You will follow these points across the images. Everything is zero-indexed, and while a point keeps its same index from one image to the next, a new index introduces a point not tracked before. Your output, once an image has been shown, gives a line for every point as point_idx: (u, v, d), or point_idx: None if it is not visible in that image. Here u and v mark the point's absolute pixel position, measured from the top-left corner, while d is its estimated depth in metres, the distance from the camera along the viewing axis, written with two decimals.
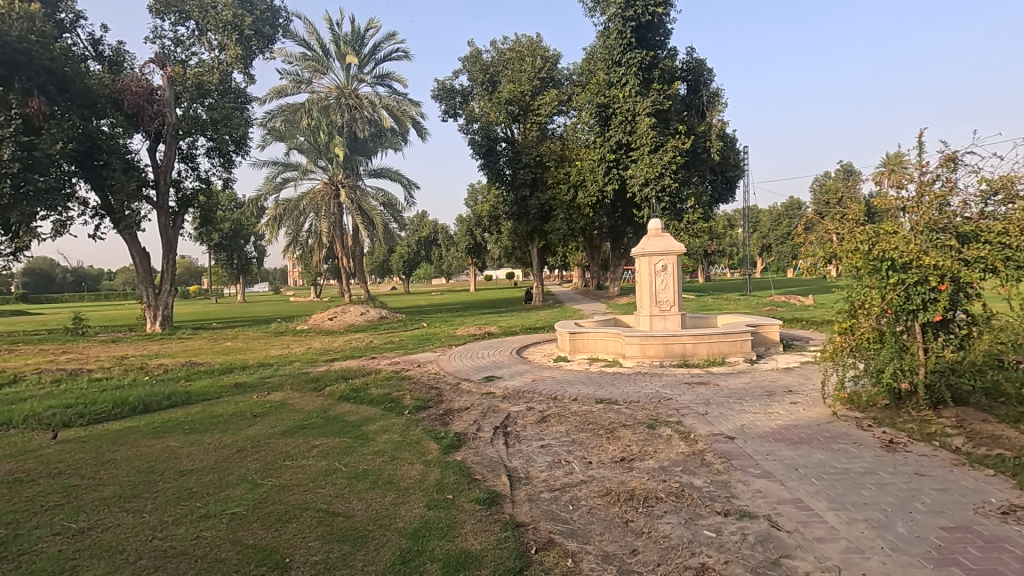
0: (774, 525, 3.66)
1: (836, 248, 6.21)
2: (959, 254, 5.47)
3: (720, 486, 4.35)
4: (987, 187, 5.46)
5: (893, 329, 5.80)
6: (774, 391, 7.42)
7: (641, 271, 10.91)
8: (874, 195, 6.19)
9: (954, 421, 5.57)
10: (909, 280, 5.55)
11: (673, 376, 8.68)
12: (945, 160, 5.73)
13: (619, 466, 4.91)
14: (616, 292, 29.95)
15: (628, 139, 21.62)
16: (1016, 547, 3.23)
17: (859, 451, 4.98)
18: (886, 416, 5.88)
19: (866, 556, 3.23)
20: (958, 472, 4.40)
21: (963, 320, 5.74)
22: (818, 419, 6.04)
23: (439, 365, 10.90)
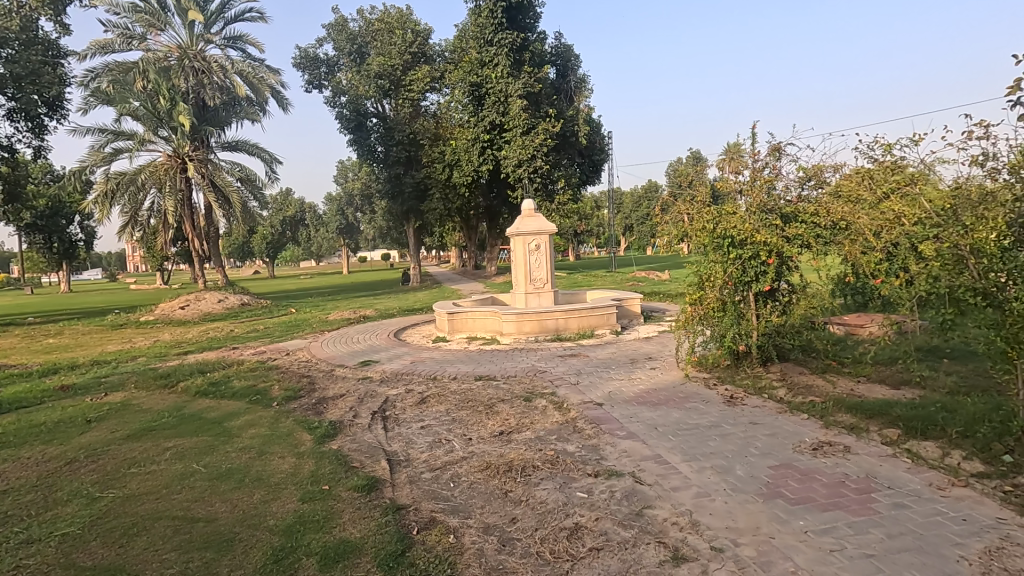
0: (638, 480, 4.01)
1: (687, 228, 6.89)
2: (783, 232, 6.33)
3: (590, 450, 4.67)
4: (804, 174, 6.36)
5: (733, 299, 6.56)
6: (636, 358, 8.10)
7: (516, 250, 11.18)
8: (718, 179, 6.90)
9: (779, 375, 6.50)
10: (745, 255, 6.33)
11: (547, 350, 9.08)
12: (773, 149, 6.55)
13: (498, 440, 5.04)
14: (493, 271, 30.44)
15: (501, 121, 21.74)
16: (824, 476, 3.89)
17: (707, 408, 5.63)
18: (728, 375, 6.71)
19: (713, 498, 3.69)
20: (781, 418, 5.16)
21: (786, 289, 6.63)
22: (673, 382, 6.71)
23: (311, 352, 10.30)
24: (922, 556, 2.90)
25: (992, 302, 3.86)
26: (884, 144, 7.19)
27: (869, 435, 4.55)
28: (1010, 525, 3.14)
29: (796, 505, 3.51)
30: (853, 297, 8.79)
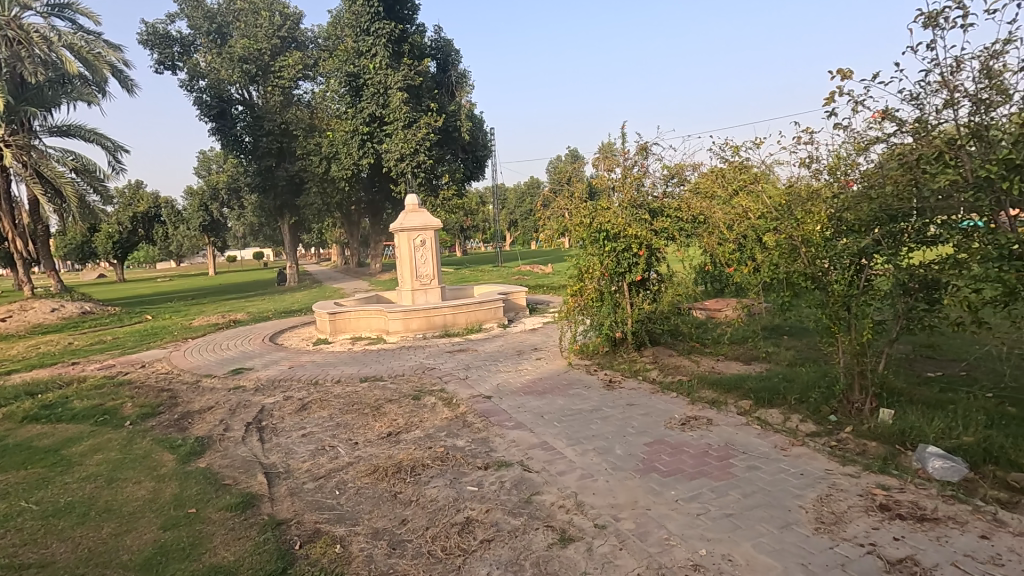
0: (526, 468, 4.13)
1: (566, 223, 7.19)
2: (651, 226, 6.84)
3: (480, 443, 4.71)
4: (668, 172, 6.91)
5: (609, 289, 6.96)
6: (523, 350, 8.31)
7: (400, 246, 10.91)
8: (594, 176, 7.26)
9: (651, 358, 7.02)
10: (619, 247, 6.74)
11: (435, 347, 9.00)
12: (640, 149, 7.03)
13: (386, 441, 4.91)
14: (378, 268, 29.53)
15: (381, 113, 21.06)
16: (691, 448, 4.27)
17: (589, 393, 5.92)
18: (607, 360, 7.11)
19: (595, 478, 3.90)
20: (654, 398, 5.59)
21: (656, 279, 7.17)
22: (558, 370, 6.99)
23: (171, 363, 9.26)
24: (770, 510, 3.30)
25: (819, 284, 4.48)
26: (733, 147, 8.03)
27: (727, 408, 5.07)
28: (836, 474, 3.68)
29: (668, 476, 3.83)
30: (712, 284, 9.75)
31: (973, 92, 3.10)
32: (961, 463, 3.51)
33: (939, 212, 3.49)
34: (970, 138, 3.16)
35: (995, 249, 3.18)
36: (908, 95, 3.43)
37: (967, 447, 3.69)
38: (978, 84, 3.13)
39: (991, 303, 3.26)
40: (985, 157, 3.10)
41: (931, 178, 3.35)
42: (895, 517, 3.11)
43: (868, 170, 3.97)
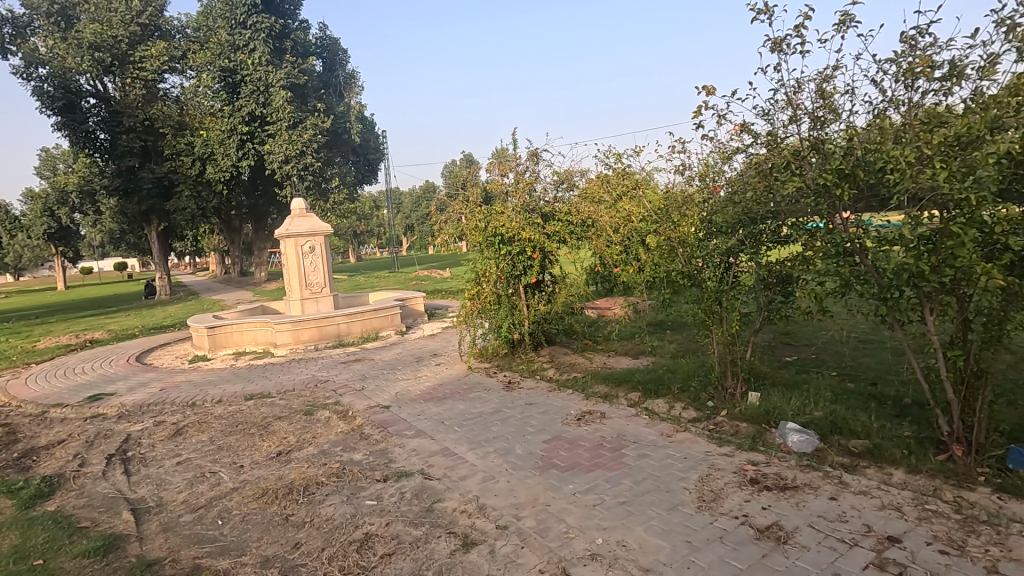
0: (427, 476, 4.06)
1: (462, 227, 7.22)
2: (544, 230, 7.07)
3: (378, 455, 4.56)
4: (557, 177, 7.17)
5: (506, 292, 7.06)
6: (422, 356, 8.20)
7: (287, 253, 10.27)
8: (488, 181, 7.34)
9: (548, 357, 7.23)
10: (513, 250, 6.86)
11: (328, 358, 8.59)
12: (532, 155, 7.24)
13: (275, 462, 4.59)
14: (263, 277, 27.61)
15: (262, 112, 19.75)
16: (587, 441, 4.46)
17: (489, 395, 5.97)
18: (506, 362, 7.20)
19: (497, 480, 3.93)
20: (552, 396, 5.75)
21: (550, 280, 7.39)
22: (458, 375, 6.97)
23: (9, 393, 7.96)
24: (659, 493, 3.53)
25: (694, 281, 4.87)
26: (616, 153, 8.53)
27: (618, 401, 5.35)
28: (714, 455, 4.02)
29: (566, 471, 3.96)
30: (602, 284, 10.24)
31: (811, 110, 3.53)
32: (813, 435, 3.99)
33: (789, 214, 3.91)
34: (810, 149, 3.58)
35: (832, 246, 3.59)
36: (761, 111, 3.82)
37: (817, 421, 4.19)
38: (815, 103, 3.55)
39: (831, 294, 3.73)
40: (822, 167, 3.53)
41: (781, 185, 3.76)
42: (763, 489, 3.46)
43: (732, 177, 4.38)
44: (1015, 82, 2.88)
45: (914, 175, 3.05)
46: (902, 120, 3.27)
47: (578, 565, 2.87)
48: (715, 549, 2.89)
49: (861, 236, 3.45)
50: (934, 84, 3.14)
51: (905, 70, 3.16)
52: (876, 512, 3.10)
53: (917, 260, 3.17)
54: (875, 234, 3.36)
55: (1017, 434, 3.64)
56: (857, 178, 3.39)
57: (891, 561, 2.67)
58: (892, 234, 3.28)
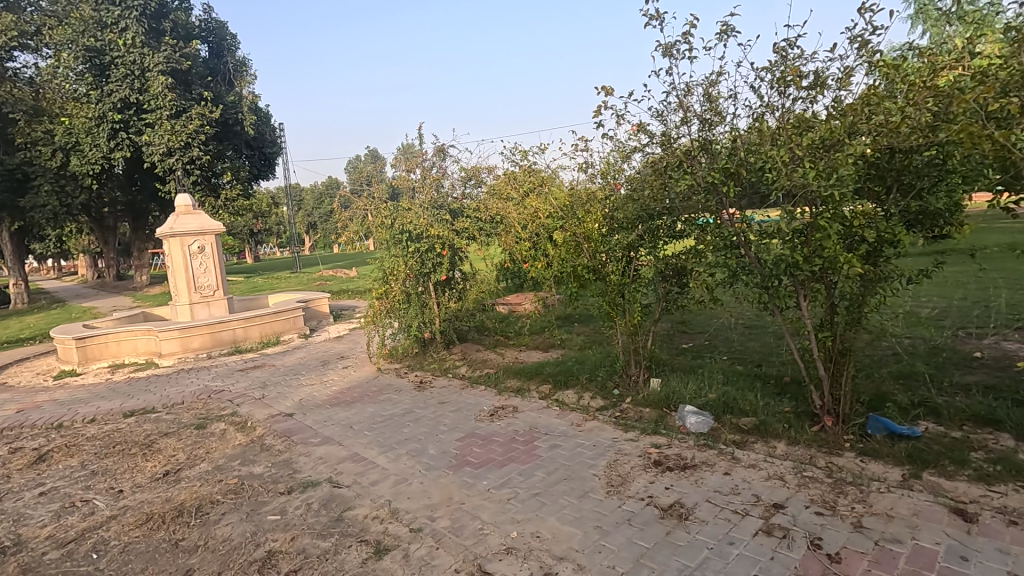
0: (336, 484, 3.89)
1: (368, 224, 7.06)
2: (453, 226, 7.03)
3: (281, 466, 4.30)
4: (465, 174, 7.24)
5: (416, 290, 6.87)
6: (328, 360, 7.83)
7: (172, 254, 9.39)
8: (394, 177, 7.18)
9: (460, 354, 7.17)
10: (422, 248, 6.72)
11: (223, 366, 7.95)
12: (438, 151, 7.15)
13: (162, 483, 4.18)
14: (144, 280, 25.07)
15: (138, 99, 17.82)
16: (500, 437, 4.48)
17: (400, 396, 5.83)
18: (417, 362, 7.04)
19: (410, 482, 3.85)
20: (465, 393, 5.73)
21: (461, 278, 7.34)
22: (366, 377, 6.74)
23: None
24: (570, 482, 3.62)
25: (599, 276, 5.05)
26: (523, 150, 8.63)
27: (529, 394, 5.44)
28: (620, 441, 4.20)
29: (480, 467, 3.95)
30: (512, 281, 10.31)
31: (700, 112, 3.75)
32: (708, 416, 4.29)
33: (683, 211, 4.17)
34: (699, 150, 3.82)
35: (721, 240, 3.90)
36: (655, 112, 4.02)
37: (712, 402, 4.50)
38: (703, 106, 3.77)
39: (722, 284, 4.05)
40: (710, 166, 3.79)
41: (675, 183, 4.00)
42: (666, 469, 3.67)
43: (630, 175, 4.59)
44: (867, 94, 3.25)
45: (788, 174, 3.34)
46: (776, 123, 3.57)
47: (495, 560, 2.87)
48: (624, 532, 3.02)
49: (745, 230, 3.79)
50: (802, 92, 3.46)
51: (778, 78, 3.46)
52: (763, 482, 3.39)
53: (792, 251, 3.50)
54: (757, 228, 3.71)
55: (874, 403, 4.14)
56: (740, 176, 3.69)
57: (777, 526, 2.93)
58: (772, 228, 3.63)
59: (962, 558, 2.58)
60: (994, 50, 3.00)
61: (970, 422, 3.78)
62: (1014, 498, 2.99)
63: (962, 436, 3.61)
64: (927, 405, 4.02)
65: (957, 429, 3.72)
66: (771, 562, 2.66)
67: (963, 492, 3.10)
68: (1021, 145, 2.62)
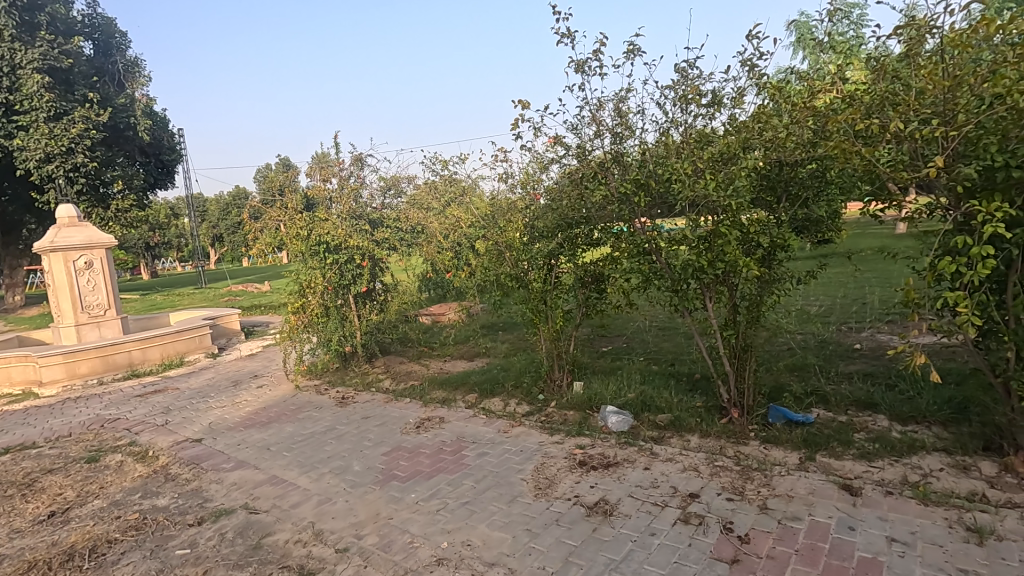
0: (252, 510, 3.67)
1: (281, 236, 6.72)
2: (373, 237, 6.92)
3: (189, 496, 4.00)
4: (384, 185, 7.21)
5: (335, 303, 6.64)
6: (239, 380, 7.36)
7: (54, 271, 8.45)
8: (308, 187, 6.97)
9: (383, 367, 7.01)
10: (341, 259, 6.51)
11: (117, 392, 7.25)
12: (355, 160, 7.01)
13: (47, 526, 3.75)
14: (17, 300, 22.33)
15: (8, 99, 15.89)
16: (427, 448, 4.42)
17: (320, 414, 5.61)
18: (338, 377, 6.80)
19: (334, 501, 3.71)
20: (389, 407, 5.61)
21: (382, 289, 7.20)
22: (283, 396, 6.41)
23: None
24: (499, 488, 3.66)
25: (522, 284, 5.18)
26: (443, 161, 8.65)
27: (456, 404, 5.43)
28: (546, 444, 4.29)
29: (407, 481, 3.89)
30: (435, 291, 10.24)
31: (611, 126, 3.95)
32: (628, 414, 4.49)
33: (599, 219, 4.35)
34: (612, 162, 4.01)
35: (634, 248, 4.07)
36: (570, 125, 4.18)
37: (631, 401, 4.71)
38: (614, 121, 3.97)
39: (636, 289, 4.27)
40: (622, 177, 4.00)
41: (591, 193, 4.16)
42: (590, 469, 3.79)
43: (549, 185, 4.72)
44: (758, 113, 3.57)
45: (691, 186, 3.60)
46: (680, 138, 3.83)
47: (425, 573, 2.84)
48: (553, 532, 3.09)
49: (656, 237, 3.96)
50: (702, 109, 3.75)
51: (680, 96, 3.73)
52: (679, 475, 3.60)
53: (697, 256, 3.76)
54: (666, 236, 3.88)
55: (773, 394, 4.51)
56: (649, 188, 3.91)
57: (693, 514, 3.12)
58: (679, 236, 3.82)
59: (850, 528, 2.88)
60: (861, 76, 3.40)
61: (854, 407, 4.22)
62: (890, 471, 3.38)
63: (847, 420, 4.03)
64: (817, 393, 4.44)
65: (843, 413, 4.14)
66: (689, 548, 2.83)
67: (850, 469, 3.45)
68: (884, 161, 3.00)
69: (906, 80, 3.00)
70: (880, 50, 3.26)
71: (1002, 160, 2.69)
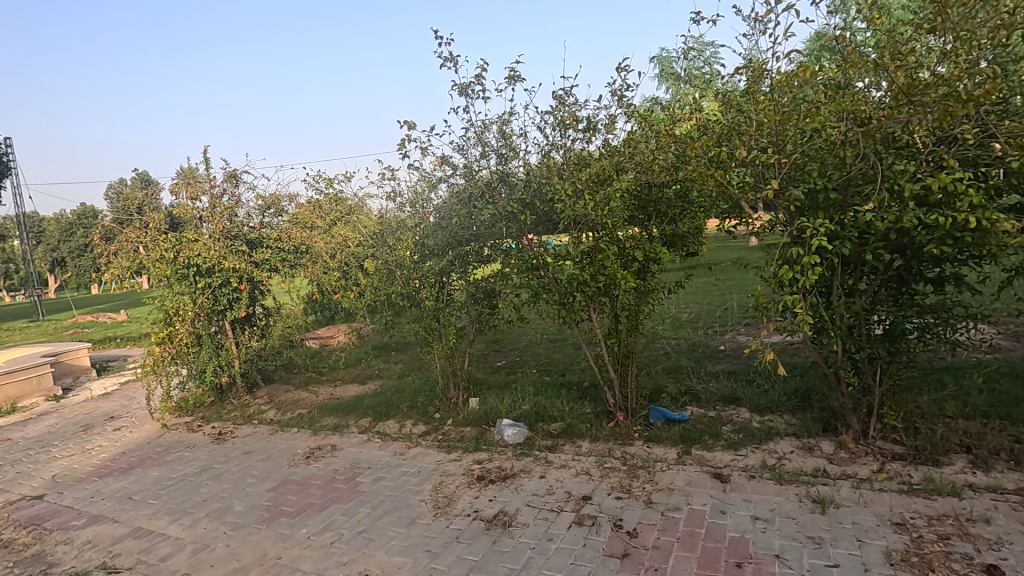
0: (112, 570, 3.25)
1: (142, 259, 6.06)
2: (250, 258, 6.44)
3: (29, 563, 3.44)
4: (263, 202, 6.69)
5: (208, 331, 6.15)
6: (91, 423, 6.46)
7: None
8: (173, 206, 6.33)
9: (266, 398, 6.54)
10: (215, 282, 6.09)
11: None
12: (228, 176, 6.53)
13: None
14: None
15: None
16: (319, 479, 4.20)
17: (193, 453, 5.11)
18: (213, 412, 6.23)
19: (213, 547, 3.40)
20: (274, 439, 5.25)
21: (262, 313, 6.75)
22: (147, 437, 5.74)
23: None
24: (397, 512, 3.57)
25: (414, 302, 5.15)
26: (326, 179, 8.36)
27: (348, 430, 5.21)
28: (444, 463, 4.27)
29: (297, 515, 3.66)
30: (322, 313, 9.79)
31: (496, 147, 4.09)
32: (523, 426, 4.61)
33: (489, 237, 4.45)
34: (498, 181, 4.15)
35: (523, 264, 4.28)
36: (457, 146, 4.28)
37: (525, 413, 4.83)
38: (498, 142, 4.12)
39: (526, 303, 4.45)
40: (509, 197, 4.15)
41: (479, 212, 4.32)
42: (488, 482, 3.84)
43: (438, 205, 4.73)
44: (627, 139, 3.92)
45: (572, 206, 3.86)
46: (561, 159, 4.04)
47: None
48: (453, 550, 3.08)
49: (542, 253, 4.19)
50: (579, 133, 4.02)
51: (558, 121, 3.98)
52: (573, 479, 3.76)
53: (581, 270, 4.01)
54: (552, 251, 4.12)
55: (653, 396, 4.88)
56: (535, 207, 4.11)
57: (586, 516, 3.28)
58: (563, 251, 4.08)
59: (721, 512, 3.19)
60: (712, 108, 3.86)
61: (720, 402, 4.68)
62: (752, 457, 3.80)
63: (716, 415, 4.46)
64: (690, 392, 4.87)
65: (712, 409, 4.59)
66: (584, 548, 2.97)
67: (719, 459, 3.83)
68: (734, 183, 3.40)
69: (747, 113, 3.46)
70: (728, 86, 3.72)
71: (821, 184, 3.21)
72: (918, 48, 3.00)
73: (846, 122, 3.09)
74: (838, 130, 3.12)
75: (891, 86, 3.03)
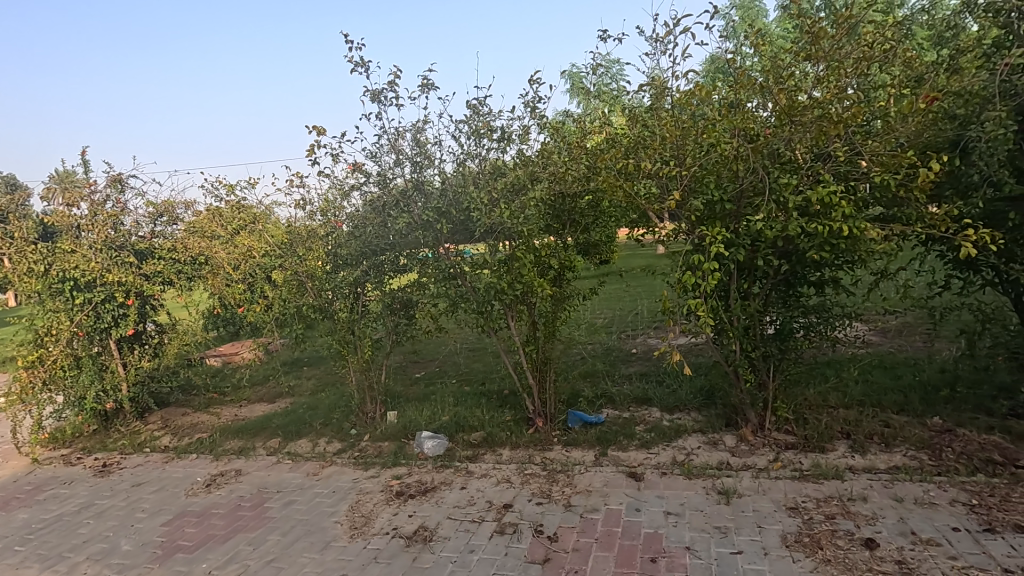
0: None
1: (8, 273, 5.43)
2: (139, 270, 5.85)
3: None
4: (153, 209, 6.00)
5: (89, 351, 5.54)
6: None
7: None
8: (47, 213, 5.62)
9: (159, 423, 5.98)
10: (96, 298, 5.49)
11: None
12: (112, 181, 5.94)
13: None
14: None
15: None
16: (221, 508, 3.89)
17: (71, 489, 4.55)
18: (96, 442, 5.60)
19: None
20: (169, 467, 4.80)
21: (154, 330, 6.16)
22: (13, 476, 5.05)
23: None
24: (310, 536, 3.38)
25: (326, 314, 4.95)
26: (228, 185, 7.79)
27: (255, 452, 4.88)
28: (361, 480, 4.11)
29: (196, 550, 3.37)
30: (225, 328, 9.13)
31: (410, 155, 4.05)
32: (443, 437, 4.54)
33: (404, 246, 4.34)
34: (414, 189, 4.08)
35: (440, 273, 4.24)
36: (370, 153, 4.16)
37: (445, 424, 4.76)
38: (413, 150, 4.08)
39: (444, 313, 4.42)
40: (424, 206, 4.09)
41: (394, 220, 4.23)
42: (408, 498, 3.74)
43: (351, 213, 4.47)
44: (541, 150, 4.00)
45: (488, 214, 3.88)
46: (477, 168, 4.06)
47: None
48: (371, 572, 2.96)
49: (460, 262, 4.17)
50: (494, 143, 4.05)
51: (473, 130, 3.99)
52: (494, 488, 3.75)
53: (499, 278, 4.04)
54: (470, 260, 4.10)
55: (571, 400, 4.99)
56: (451, 216, 4.04)
57: (508, 524, 3.28)
58: (480, 260, 4.08)
59: (636, 509, 3.31)
60: (621, 122, 4.03)
61: (634, 403, 4.88)
62: (663, 455, 3.98)
63: (630, 416, 4.63)
64: (606, 395, 5.03)
65: (626, 410, 4.76)
66: (506, 557, 2.97)
67: (634, 458, 3.98)
68: (640, 194, 3.56)
69: (651, 128, 3.65)
70: (635, 101, 3.89)
71: (718, 196, 3.45)
72: (796, 73, 3.30)
73: (737, 139, 3.35)
74: (731, 145, 3.38)
75: (776, 106, 3.31)
